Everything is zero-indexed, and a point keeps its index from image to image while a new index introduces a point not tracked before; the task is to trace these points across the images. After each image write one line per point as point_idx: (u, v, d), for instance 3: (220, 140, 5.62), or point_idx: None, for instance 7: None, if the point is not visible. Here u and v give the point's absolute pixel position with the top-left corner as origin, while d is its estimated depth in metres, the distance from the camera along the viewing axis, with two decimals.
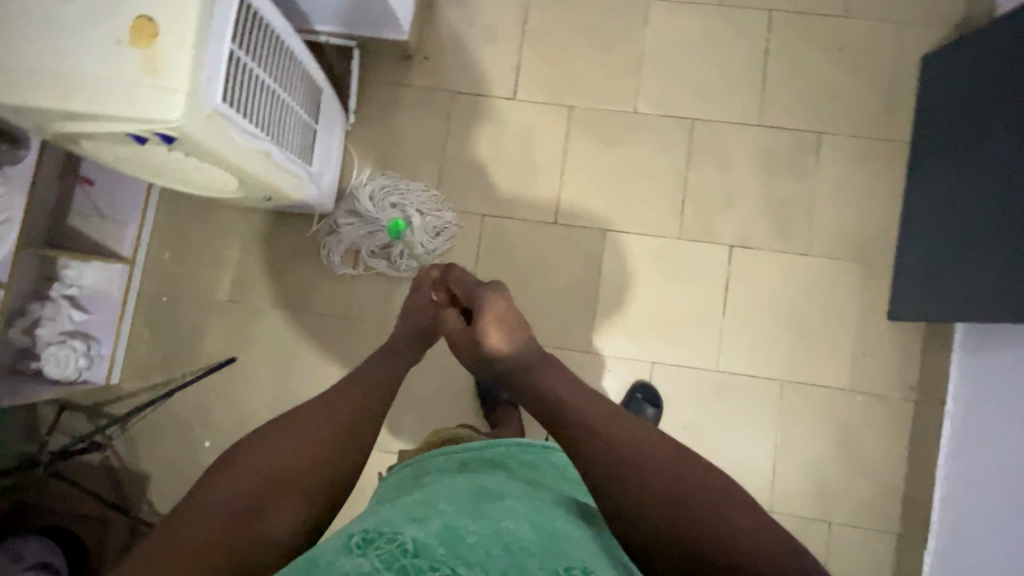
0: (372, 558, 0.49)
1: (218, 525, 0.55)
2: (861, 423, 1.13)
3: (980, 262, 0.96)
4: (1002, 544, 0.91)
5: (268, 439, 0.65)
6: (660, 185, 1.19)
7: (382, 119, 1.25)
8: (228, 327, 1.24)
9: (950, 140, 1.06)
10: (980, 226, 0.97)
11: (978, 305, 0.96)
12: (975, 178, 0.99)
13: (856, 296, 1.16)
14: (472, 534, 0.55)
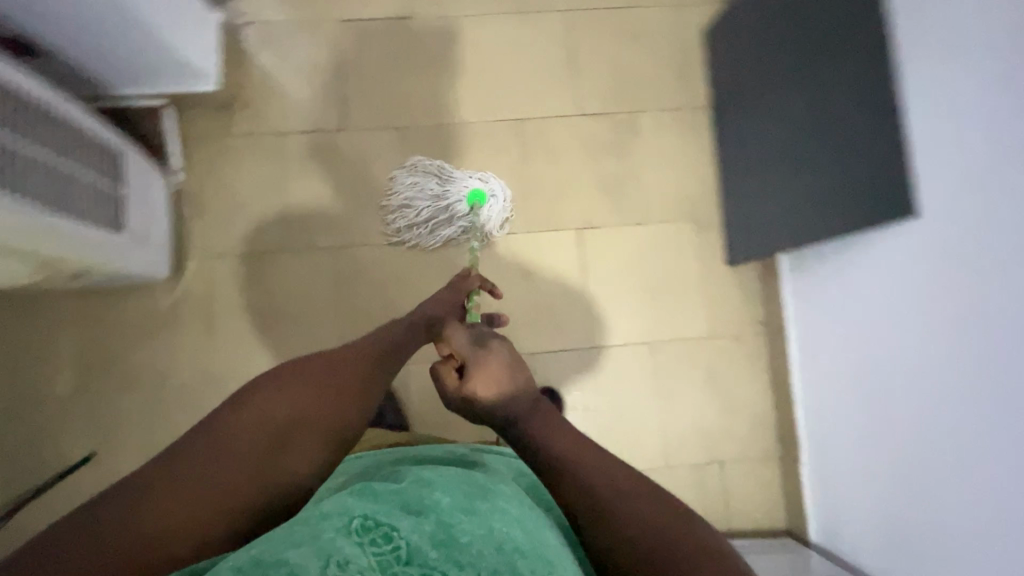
0: (368, 555, 0.50)
1: (232, 463, 0.60)
2: (725, 364, 1.22)
3: (781, 199, 1.09)
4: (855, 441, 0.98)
5: (266, 408, 0.65)
6: (501, 186, 1.26)
7: (214, 171, 1.22)
8: (80, 420, 1.14)
9: (740, 98, 1.19)
10: (774, 168, 1.10)
11: (783, 235, 1.09)
12: (763, 128, 1.12)
13: (694, 251, 1.26)
14: (468, 533, 0.55)
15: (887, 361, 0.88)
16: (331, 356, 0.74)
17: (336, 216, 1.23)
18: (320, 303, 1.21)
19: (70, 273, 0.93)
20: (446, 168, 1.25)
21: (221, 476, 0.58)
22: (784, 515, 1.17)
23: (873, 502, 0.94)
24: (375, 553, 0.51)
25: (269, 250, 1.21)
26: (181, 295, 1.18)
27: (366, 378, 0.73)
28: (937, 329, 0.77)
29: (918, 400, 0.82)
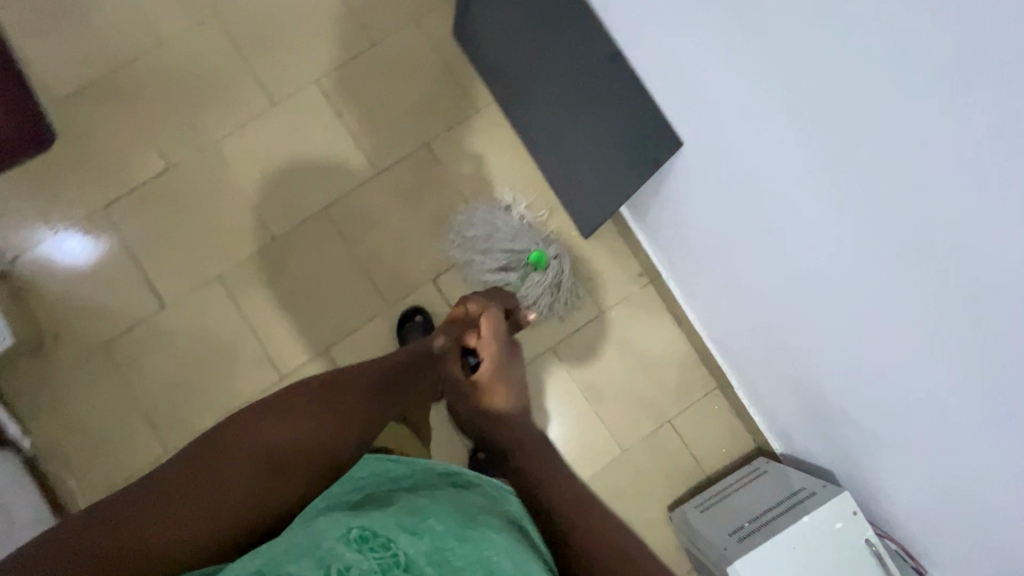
0: (369, 559, 0.47)
1: (177, 510, 0.56)
2: (628, 328, 1.21)
3: (588, 162, 1.07)
4: (757, 346, 1.03)
5: (268, 435, 0.64)
6: (341, 278, 1.23)
7: (60, 414, 1.15)
8: None
9: (513, 81, 1.16)
10: (569, 137, 1.09)
11: (604, 195, 1.08)
12: (544, 102, 1.10)
13: (549, 240, 1.24)
14: (462, 558, 0.50)
15: (739, 265, 0.95)
16: (337, 379, 0.74)
17: (203, 388, 1.19)
18: None
19: None
20: (282, 288, 1.22)
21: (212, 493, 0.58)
22: (749, 437, 1.17)
23: (792, 390, 1.00)
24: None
25: (154, 458, 1.15)
26: None
27: (343, 396, 0.72)
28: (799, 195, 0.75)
29: (776, 285, 0.89)
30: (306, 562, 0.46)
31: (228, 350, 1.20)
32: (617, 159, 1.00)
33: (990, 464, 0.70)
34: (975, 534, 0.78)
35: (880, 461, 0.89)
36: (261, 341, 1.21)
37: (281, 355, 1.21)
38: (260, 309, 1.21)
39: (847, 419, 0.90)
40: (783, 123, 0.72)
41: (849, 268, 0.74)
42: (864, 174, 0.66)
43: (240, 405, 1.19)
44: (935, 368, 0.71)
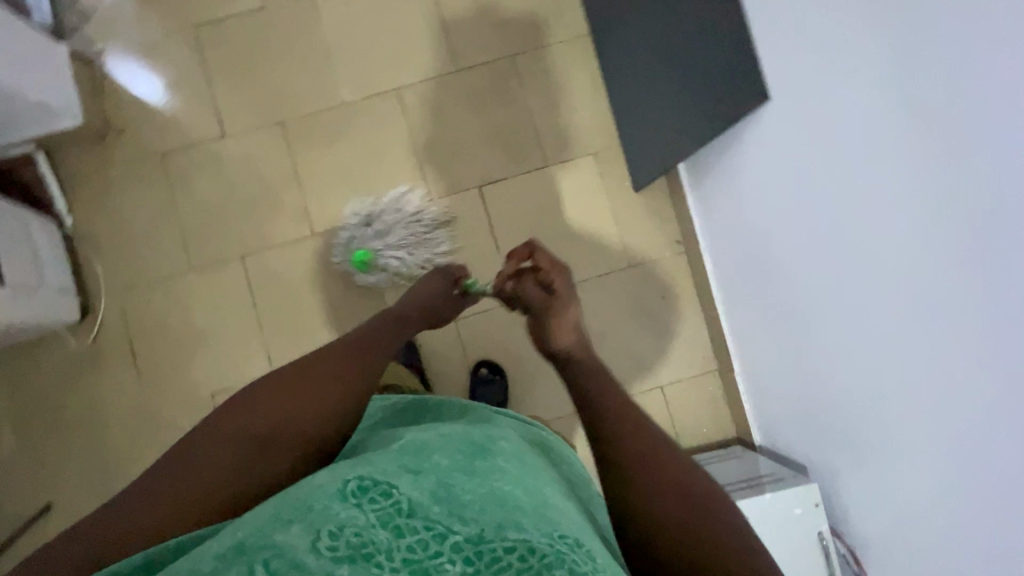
0: (368, 512, 0.47)
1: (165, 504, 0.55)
2: (649, 289, 1.22)
3: (667, 115, 1.07)
4: (772, 328, 1.01)
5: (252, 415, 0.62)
6: (394, 157, 1.23)
7: (104, 206, 1.20)
8: (27, 474, 1.14)
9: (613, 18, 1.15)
10: (653, 83, 1.08)
11: (673, 146, 1.08)
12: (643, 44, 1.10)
13: (601, 185, 1.24)
14: (469, 491, 0.52)
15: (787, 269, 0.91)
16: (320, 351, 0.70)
17: (239, 222, 1.21)
18: (239, 316, 1.19)
19: None
20: (335, 153, 1.24)
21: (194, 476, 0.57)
22: (732, 425, 1.19)
23: (795, 388, 0.97)
24: (364, 543, 0.44)
25: (177, 272, 1.20)
26: (99, 333, 1.17)
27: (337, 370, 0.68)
28: (842, 143, 0.72)
29: (802, 260, 0.86)
30: (293, 529, 0.45)
31: (269, 194, 1.22)
32: (701, 111, 0.99)
33: (956, 503, 0.65)
34: (908, 560, 0.75)
35: (851, 473, 0.85)
36: (302, 195, 1.23)
37: (317, 214, 1.22)
38: (308, 166, 1.23)
39: (831, 412, 0.87)
40: (881, 126, 0.64)
41: (913, 344, 0.67)
42: (953, 293, 0.59)
43: (263, 248, 1.21)
44: (962, 489, 0.64)
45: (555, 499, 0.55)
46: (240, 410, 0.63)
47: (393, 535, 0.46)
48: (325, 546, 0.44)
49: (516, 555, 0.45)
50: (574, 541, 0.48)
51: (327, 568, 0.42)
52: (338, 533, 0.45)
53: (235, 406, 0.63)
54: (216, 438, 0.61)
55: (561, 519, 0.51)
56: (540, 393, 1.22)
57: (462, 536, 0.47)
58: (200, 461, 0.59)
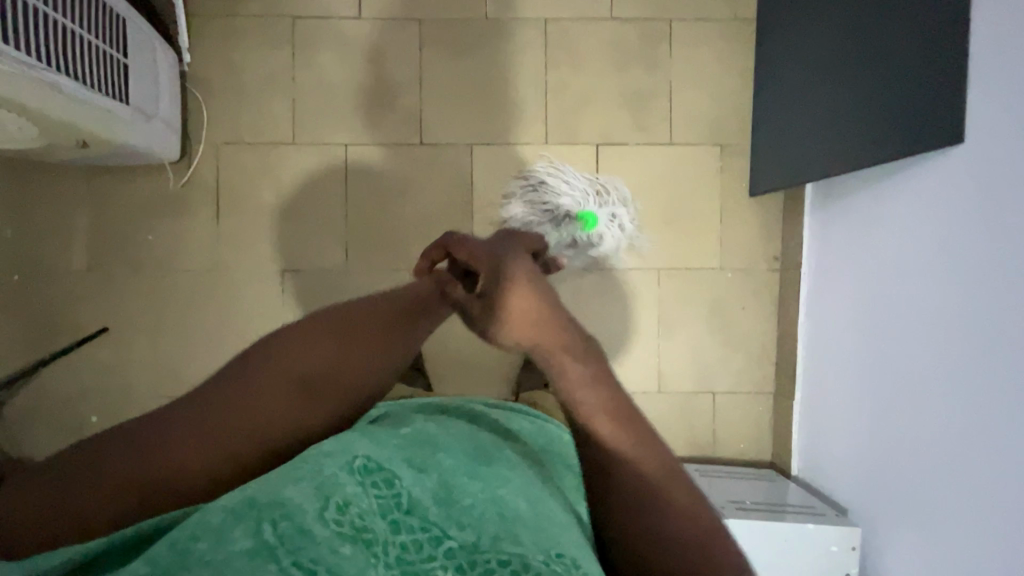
0: (369, 498, 0.51)
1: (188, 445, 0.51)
2: (733, 297, 1.19)
3: (812, 128, 1.01)
4: (859, 380, 0.97)
5: (294, 357, 0.57)
6: (521, 90, 1.18)
7: (221, 55, 1.16)
8: (92, 298, 1.15)
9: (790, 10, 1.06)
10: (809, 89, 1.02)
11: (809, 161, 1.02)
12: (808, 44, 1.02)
13: (718, 179, 1.19)
14: (469, 498, 0.55)
15: (886, 334, 0.91)
16: (353, 306, 0.63)
17: (350, 110, 1.17)
18: (327, 204, 1.17)
19: (79, 144, 0.89)
20: (463, 67, 1.18)
21: (208, 433, 0.52)
22: (769, 448, 1.19)
23: (862, 437, 0.96)
24: (364, 529, 0.47)
25: (277, 142, 1.17)
26: (189, 181, 1.16)
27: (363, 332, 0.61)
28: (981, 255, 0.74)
29: (903, 346, 0.87)
30: (304, 491, 0.49)
31: (387, 90, 1.17)
32: (855, 144, 0.89)
33: None
34: None
35: (901, 541, 0.87)
36: (420, 101, 1.18)
37: (429, 125, 1.18)
38: (433, 72, 1.18)
39: (900, 480, 0.87)
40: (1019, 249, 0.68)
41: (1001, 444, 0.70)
42: None
43: (366, 143, 1.18)
44: None
45: (551, 514, 0.57)
46: (262, 360, 0.56)
47: (389, 528, 0.49)
48: (331, 521, 0.46)
49: (509, 568, 0.47)
50: (570, 563, 0.49)
51: (330, 542, 0.44)
52: (343, 512, 0.48)
53: (253, 365, 0.56)
54: (235, 395, 0.54)
55: (556, 537, 0.53)
56: None
57: (456, 541, 0.49)
58: (210, 418, 0.52)
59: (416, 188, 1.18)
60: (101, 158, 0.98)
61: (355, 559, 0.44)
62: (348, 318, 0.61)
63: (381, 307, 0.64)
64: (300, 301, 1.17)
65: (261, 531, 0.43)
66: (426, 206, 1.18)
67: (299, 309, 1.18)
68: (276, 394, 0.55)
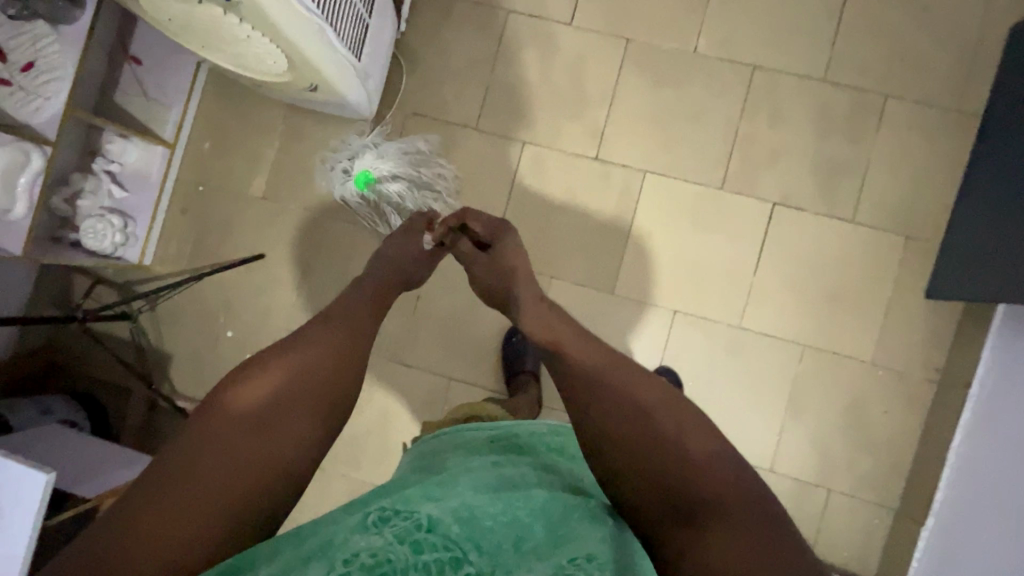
0: (385, 534, 0.52)
1: (170, 518, 0.50)
2: (877, 396, 1.11)
3: (1012, 247, 0.93)
4: (1002, 533, 0.87)
5: (246, 403, 0.58)
6: (710, 131, 1.16)
7: (434, 31, 1.21)
8: (259, 224, 1.24)
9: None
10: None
11: (1001, 281, 0.93)
12: None
13: (894, 271, 1.12)
14: (488, 520, 0.57)
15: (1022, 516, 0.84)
16: (285, 344, 0.64)
17: (536, 110, 1.19)
18: (490, 194, 1.20)
19: (309, 87, 0.96)
20: (658, 95, 1.17)
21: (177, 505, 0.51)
22: (874, 564, 1.10)
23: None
24: (385, 561, 0.49)
25: (460, 124, 1.21)
26: (371, 139, 1.21)
27: (300, 360, 0.63)
28: None
29: None
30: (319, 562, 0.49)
31: (577, 99, 1.19)
32: None
33: None
34: None
35: None
36: (606, 118, 1.18)
37: (609, 142, 1.18)
38: (627, 93, 1.18)
39: None
40: None
41: None
42: None
43: (543, 146, 1.19)
44: None
45: (555, 529, 0.59)
46: (213, 424, 0.57)
47: (412, 550, 0.51)
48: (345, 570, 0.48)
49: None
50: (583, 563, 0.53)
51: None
52: (357, 556, 0.49)
53: (199, 430, 0.57)
54: (200, 461, 0.54)
55: (568, 547, 0.56)
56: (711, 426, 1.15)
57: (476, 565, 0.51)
58: (167, 496, 0.52)
59: (580, 199, 1.18)
60: (313, 102, 1.05)
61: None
62: (287, 351, 0.63)
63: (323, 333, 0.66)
64: (440, 278, 1.21)
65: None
66: (584, 220, 1.18)
67: (436, 285, 1.21)
68: (240, 443, 0.56)
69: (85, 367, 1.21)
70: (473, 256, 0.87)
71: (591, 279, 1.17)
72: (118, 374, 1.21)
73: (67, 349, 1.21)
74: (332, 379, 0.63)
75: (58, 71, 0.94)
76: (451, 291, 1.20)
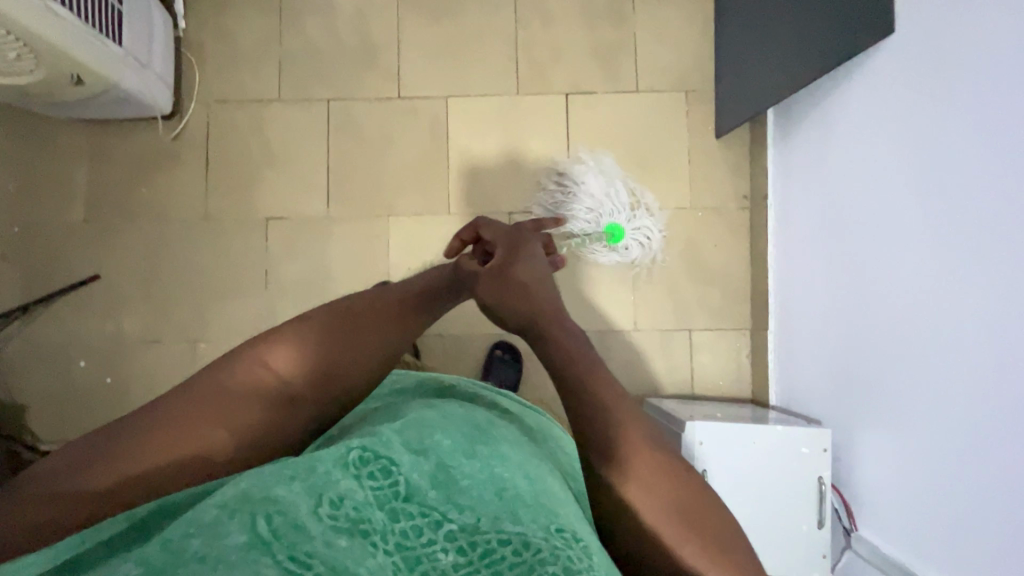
0: (365, 489, 0.44)
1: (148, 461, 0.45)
2: (704, 234, 1.22)
3: (767, 60, 1.06)
4: (829, 295, 0.99)
5: (279, 362, 0.52)
6: (494, 46, 1.25)
7: (215, 22, 1.25)
8: (88, 247, 1.21)
9: None
10: (764, 24, 1.07)
11: (764, 93, 1.07)
12: None
13: (684, 123, 1.24)
14: (467, 475, 0.48)
15: (851, 278, 0.93)
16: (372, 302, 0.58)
17: (335, 69, 1.25)
18: (313, 157, 1.23)
19: (73, 80, 0.96)
20: (439, 27, 1.25)
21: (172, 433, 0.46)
22: (748, 384, 1.19)
23: (831, 341, 0.98)
24: (361, 520, 0.41)
25: (266, 100, 1.24)
26: (181, 135, 1.23)
27: (353, 333, 0.55)
28: (941, 215, 0.75)
29: (871, 292, 0.88)
30: (295, 487, 0.42)
31: (368, 51, 1.25)
32: (807, 55, 0.95)
33: (963, 495, 0.71)
34: (909, 528, 0.80)
35: (861, 452, 0.91)
36: (399, 59, 1.25)
37: (407, 81, 1.25)
38: (412, 32, 1.26)
39: (871, 391, 0.89)
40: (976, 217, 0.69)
41: (943, 353, 0.74)
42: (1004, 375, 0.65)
43: (349, 99, 1.25)
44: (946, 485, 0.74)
45: (552, 486, 0.50)
46: (237, 374, 0.50)
47: (387, 517, 0.43)
48: (326, 517, 0.40)
49: (510, 547, 0.42)
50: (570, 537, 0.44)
51: (324, 537, 0.39)
52: (337, 505, 0.42)
53: (232, 369, 0.51)
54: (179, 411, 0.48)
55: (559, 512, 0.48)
56: (573, 307, 1.21)
57: (456, 525, 0.44)
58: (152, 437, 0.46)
59: (397, 138, 1.24)
60: (88, 100, 1.05)
61: (352, 555, 0.38)
62: (348, 326, 0.55)
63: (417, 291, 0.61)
64: (285, 248, 1.22)
65: (255, 524, 0.38)
66: (406, 155, 1.23)
67: (283, 256, 1.22)
68: (232, 414, 0.49)
69: None
70: (480, 276, 0.61)
71: (427, 207, 1.22)
72: None
73: None
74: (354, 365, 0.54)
75: None
76: (299, 257, 1.21)
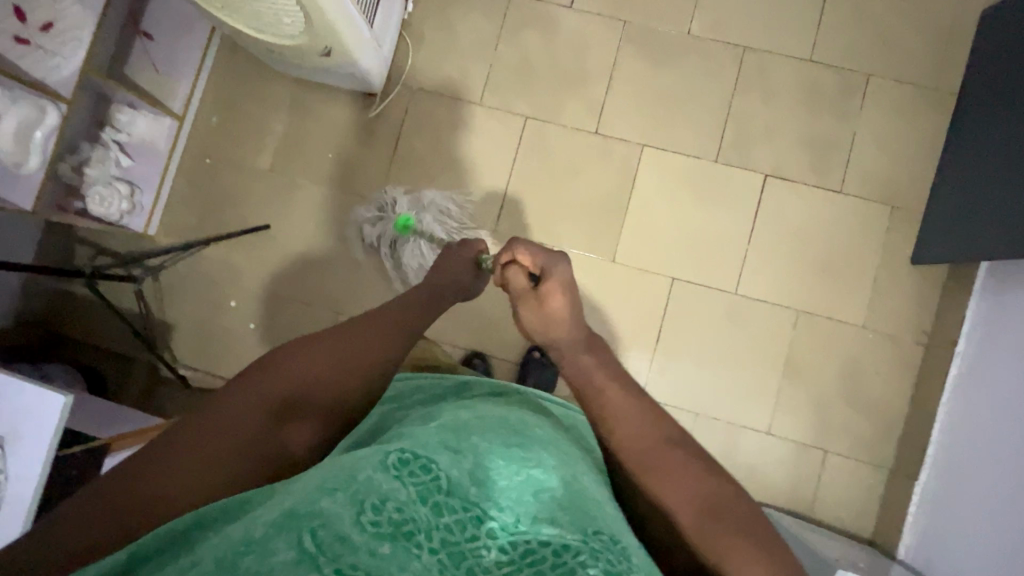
0: (407, 487, 0.40)
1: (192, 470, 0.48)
2: (870, 359, 1.15)
3: (987, 209, 0.99)
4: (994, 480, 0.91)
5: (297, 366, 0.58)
6: (705, 107, 1.22)
7: (441, 14, 1.26)
8: (265, 195, 1.25)
9: (991, 94, 1.05)
10: (991, 173, 1.00)
11: (976, 242, 1.00)
12: (1000, 129, 1.00)
13: (880, 238, 1.17)
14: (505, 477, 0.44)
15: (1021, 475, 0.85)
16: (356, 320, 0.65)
17: (539, 88, 1.24)
18: (496, 169, 1.23)
19: (322, 52, 0.99)
20: (655, 74, 1.23)
21: (211, 450, 0.50)
22: (873, 523, 1.13)
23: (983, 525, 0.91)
24: (406, 521, 0.37)
25: (465, 100, 1.25)
26: (379, 114, 1.25)
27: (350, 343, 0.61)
28: None
29: None
30: (339, 497, 0.38)
31: (577, 80, 1.24)
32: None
33: None
34: None
35: None
36: (605, 95, 1.23)
37: (607, 119, 1.23)
38: (625, 71, 1.23)
39: None
40: None
41: None
42: None
43: (545, 123, 1.23)
44: None
45: (587, 488, 0.47)
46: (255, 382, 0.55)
47: (432, 513, 0.39)
48: (369, 525, 0.36)
49: (551, 548, 0.38)
50: (609, 539, 0.41)
51: (369, 546, 0.35)
52: (381, 508, 0.38)
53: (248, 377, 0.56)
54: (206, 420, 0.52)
55: (595, 513, 0.43)
56: (711, 392, 1.17)
57: (499, 523, 0.40)
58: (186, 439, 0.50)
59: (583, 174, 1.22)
60: (320, 69, 1.08)
61: (397, 560, 0.35)
62: (348, 334, 0.62)
63: (402, 313, 0.69)
64: None
65: (300, 540, 0.35)
66: (587, 192, 1.22)
67: None
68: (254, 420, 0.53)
69: (88, 338, 1.22)
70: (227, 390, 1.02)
71: (593, 248, 1.20)
72: (124, 341, 1.22)
73: (75, 316, 1.22)
74: (352, 373, 0.59)
75: (77, 32, 0.97)
76: None
